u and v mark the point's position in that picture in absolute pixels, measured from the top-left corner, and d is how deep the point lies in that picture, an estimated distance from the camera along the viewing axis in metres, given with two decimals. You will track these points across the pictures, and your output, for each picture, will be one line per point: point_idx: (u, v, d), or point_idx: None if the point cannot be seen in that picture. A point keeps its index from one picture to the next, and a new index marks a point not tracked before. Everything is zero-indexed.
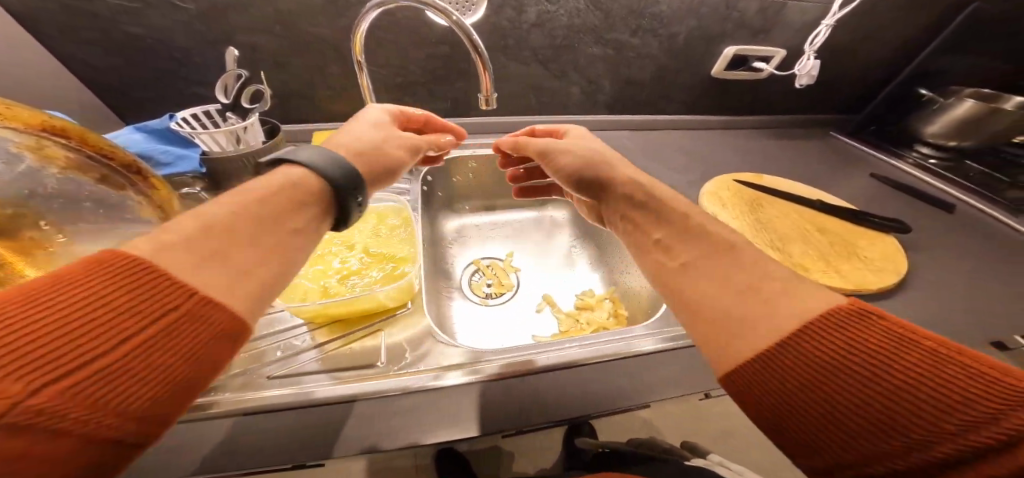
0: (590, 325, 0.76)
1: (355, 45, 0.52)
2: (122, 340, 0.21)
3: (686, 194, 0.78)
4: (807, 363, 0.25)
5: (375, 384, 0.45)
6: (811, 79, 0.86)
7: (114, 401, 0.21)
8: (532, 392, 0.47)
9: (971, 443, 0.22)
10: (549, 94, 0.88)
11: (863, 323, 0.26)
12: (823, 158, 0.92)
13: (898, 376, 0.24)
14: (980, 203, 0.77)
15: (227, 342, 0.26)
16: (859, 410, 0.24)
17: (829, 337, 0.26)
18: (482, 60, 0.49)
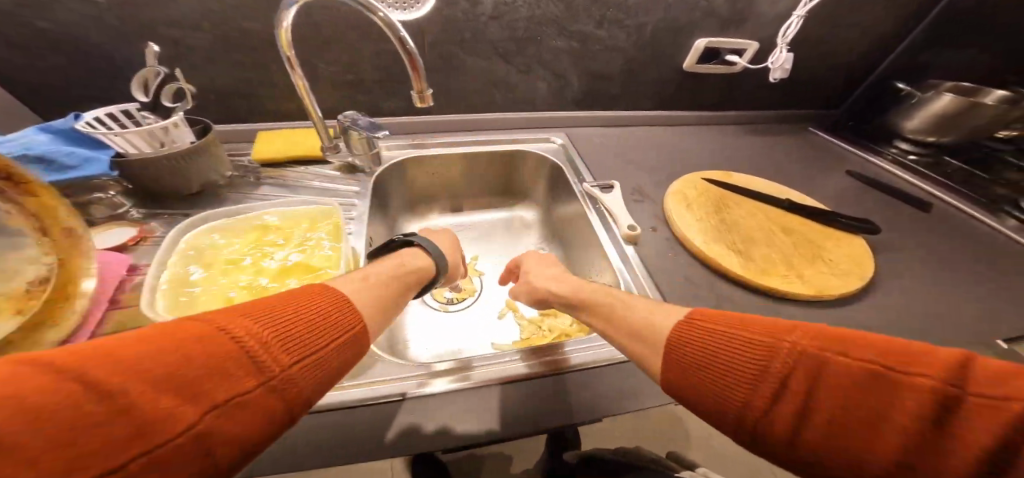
0: (552, 331, 0.72)
1: (282, 40, 0.48)
2: (263, 380, 0.28)
3: (652, 194, 0.75)
4: (685, 361, 0.35)
5: (348, 391, 0.43)
6: (784, 72, 0.82)
7: (248, 430, 0.27)
8: (484, 406, 0.44)
9: (801, 395, 0.28)
10: (514, 90, 0.85)
11: (704, 326, 0.35)
12: (799, 155, 0.89)
13: (745, 364, 0.31)
14: (957, 201, 0.74)
15: (328, 384, 0.33)
16: (725, 392, 0.32)
17: (688, 341, 0.35)
18: (415, 62, 0.45)
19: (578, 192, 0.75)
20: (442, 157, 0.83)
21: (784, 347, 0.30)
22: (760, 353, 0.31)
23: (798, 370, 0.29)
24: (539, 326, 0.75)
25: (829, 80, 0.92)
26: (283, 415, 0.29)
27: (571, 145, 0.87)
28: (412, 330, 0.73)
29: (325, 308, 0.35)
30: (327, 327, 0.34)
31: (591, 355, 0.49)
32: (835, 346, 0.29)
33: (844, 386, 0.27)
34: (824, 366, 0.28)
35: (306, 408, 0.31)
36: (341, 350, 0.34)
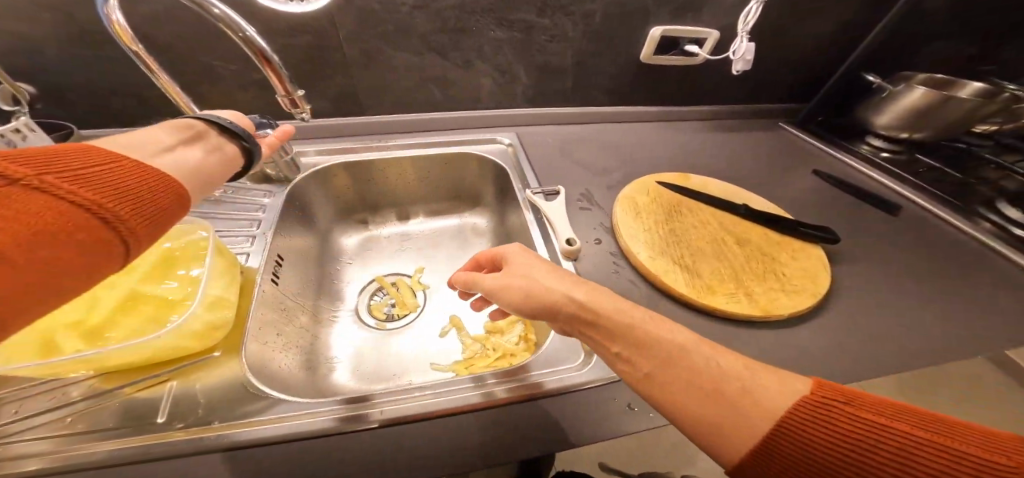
0: (496, 351, 0.66)
1: (118, 35, 0.40)
2: (10, 180, 0.25)
3: (601, 200, 0.69)
4: (796, 450, 0.28)
5: (298, 422, 0.38)
6: (746, 64, 0.76)
7: (45, 233, 0.25)
8: (422, 444, 0.39)
9: None
10: (454, 86, 0.78)
11: (842, 409, 0.29)
12: (767, 152, 0.83)
13: (910, 463, 0.26)
14: (929, 203, 0.69)
15: (140, 200, 0.32)
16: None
17: (801, 428, 0.28)
18: (273, 64, 0.38)
19: (521, 199, 0.68)
20: (376, 161, 0.75)
21: (964, 449, 0.25)
22: (935, 457, 0.26)
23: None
24: (483, 344, 0.68)
25: (798, 70, 0.85)
26: (90, 226, 0.28)
27: (519, 145, 0.80)
28: (340, 350, 0.65)
29: (74, 145, 0.31)
30: (93, 155, 0.31)
31: (535, 382, 0.44)
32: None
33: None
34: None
35: (119, 221, 0.30)
36: (129, 173, 0.32)
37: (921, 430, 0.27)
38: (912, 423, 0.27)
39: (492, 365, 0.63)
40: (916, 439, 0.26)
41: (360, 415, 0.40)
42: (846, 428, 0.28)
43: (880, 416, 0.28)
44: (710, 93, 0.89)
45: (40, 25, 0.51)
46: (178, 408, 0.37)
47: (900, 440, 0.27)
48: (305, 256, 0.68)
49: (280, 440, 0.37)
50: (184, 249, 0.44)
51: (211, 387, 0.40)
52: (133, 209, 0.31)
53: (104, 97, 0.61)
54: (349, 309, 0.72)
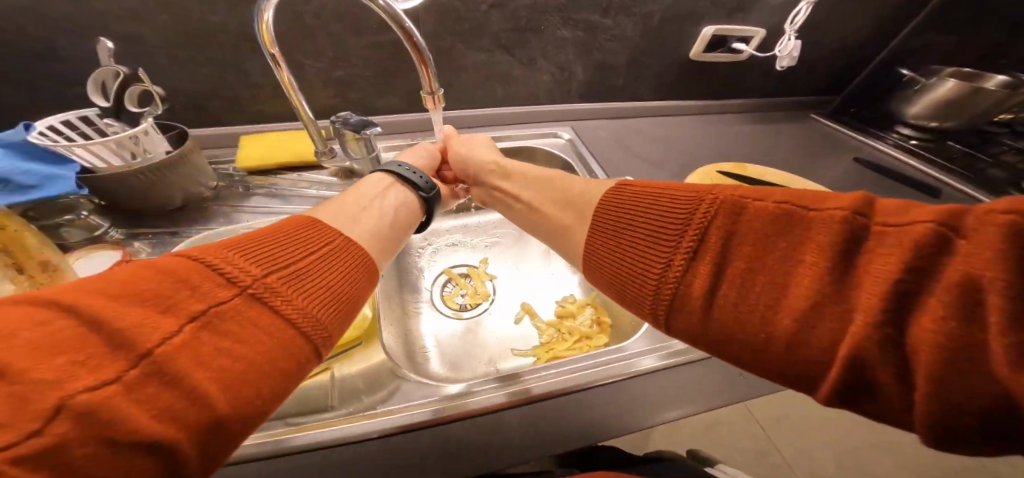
0: (572, 335, 0.68)
1: (264, 36, 0.42)
2: (240, 288, 0.25)
3: None
4: (607, 236, 0.35)
5: (413, 410, 0.42)
6: (792, 60, 0.82)
7: (250, 352, 0.24)
8: (554, 419, 0.45)
9: (689, 243, 0.28)
10: (515, 83, 0.80)
11: (636, 194, 0.35)
12: (804, 142, 0.89)
13: (664, 219, 0.31)
14: (963, 185, 0.76)
15: (326, 292, 0.30)
16: (642, 254, 0.31)
17: (608, 216, 0.36)
18: (424, 57, 0.40)
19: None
20: None
21: (700, 193, 0.30)
22: (681, 208, 0.30)
23: (710, 216, 0.28)
24: (557, 329, 0.70)
25: (829, 65, 0.91)
26: (291, 336, 0.26)
27: (577, 139, 0.83)
28: (427, 338, 0.68)
29: (284, 231, 0.32)
30: (294, 242, 0.31)
31: (638, 362, 0.50)
32: (755, 192, 0.27)
33: (740, 237, 0.26)
34: (737, 206, 0.27)
35: (316, 324, 0.28)
36: (320, 261, 0.32)
37: (679, 191, 0.32)
38: (678, 190, 0.32)
39: (573, 348, 0.65)
40: (672, 198, 0.32)
41: (462, 401, 0.44)
42: (630, 204, 0.35)
43: (658, 190, 0.34)
44: (748, 88, 0.94)
45: (147, 25, 0.52)
46: (344, 393, 0.43)
47: (662, 202, 0.32)
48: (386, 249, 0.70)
49: (387, 430, 0.40)
50: None
51: (359, 376, 0.45)
52: (321, 306, 0.29)
53: (192, 101, 0.61)
54: (425, 300, 0.74)
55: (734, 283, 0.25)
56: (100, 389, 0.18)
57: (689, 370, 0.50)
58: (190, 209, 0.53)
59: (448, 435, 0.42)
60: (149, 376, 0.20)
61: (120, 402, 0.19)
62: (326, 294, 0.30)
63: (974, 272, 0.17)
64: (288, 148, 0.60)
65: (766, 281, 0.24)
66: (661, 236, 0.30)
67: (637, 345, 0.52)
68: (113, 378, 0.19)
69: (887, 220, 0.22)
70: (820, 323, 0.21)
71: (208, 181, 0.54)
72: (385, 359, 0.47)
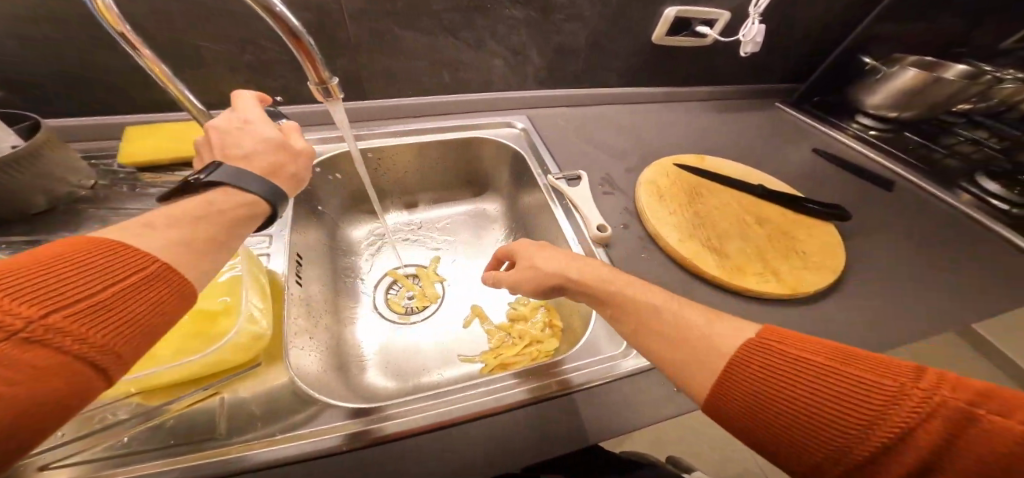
0: (521, 339, 0.61)
1: (103, 14, 0.35)
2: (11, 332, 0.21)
3: (622, 184, 0.68)
4: (751, 390, 0.29)
5: (324, 439, 0.38)
6: (756, 46, 0.77)
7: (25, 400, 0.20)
8: (484, 440, 0.41)
9: (886, 436, 0.24)
10: (464, 69, 0.74)
11: (782, 348, 0.30)
12: (766, 131, 0.86)
13: (846, 393, 0.27)
14: (916, 177, 0.75)
15: (139, 324, 0.26)
16: (819, 430, 0.27)
17: (749, 364, 0.30)
18: (304, 44, 0.34)
19: (542, 185, 0.67)
20: (387, 148, 0.71)
21: (901, 384, 0.25)
22: (873, 391, 0.26)
23: (922, 419, 0.24)
24: (508, 332, 0.63)
25: (795, 53, 0.88)
26: (74, 375, 0.23)
27: (533, 129, 0.78)
28: (365, 345, 0.62)
29: (94, 257, 0.26)
30: (105, 269, 0.26)
31: (576, 375, 0.47)
32: (973, 394, 0.24)
33: (960, 449, 0.23)
34: (965, 416, 0.23)
35: (115, 356, 0.25)
36: (145, 290, 0.27)
37: (855, 365, 0.28)
38: (848, 361, 0.28)
39: (522, 353, 0.58)
40: (849, 373, 0.27)
41: (377, 426, 0.40)
42: (782, 360, 0.29)
43: (819, 354, 0.29)
44: (714, 75, 0.90)
45: None
46: (237, 419, 0.38)
47: (834, 373, 0.28)
48: (313, 251, 0.63)
49: (275, 464, 0.36)
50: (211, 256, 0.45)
51: (266, 398, 0.40)
52: (129, 337, 0.26)
53: None
54: (365, 302, 0.68)
55: None
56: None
57: (633, 379, 0.47)
58: (59, 211, 0.46)
59: (353, 465, 0.37)
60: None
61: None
62: (136, 318, 0.26)
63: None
64: (184, 141, 0.54)
65: None
66: (842, 411, 0.26)
67: (578, 357, 0.50)
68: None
69: None
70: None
71: (85, 180, 0.49)
72: (291, 380, 0.42)
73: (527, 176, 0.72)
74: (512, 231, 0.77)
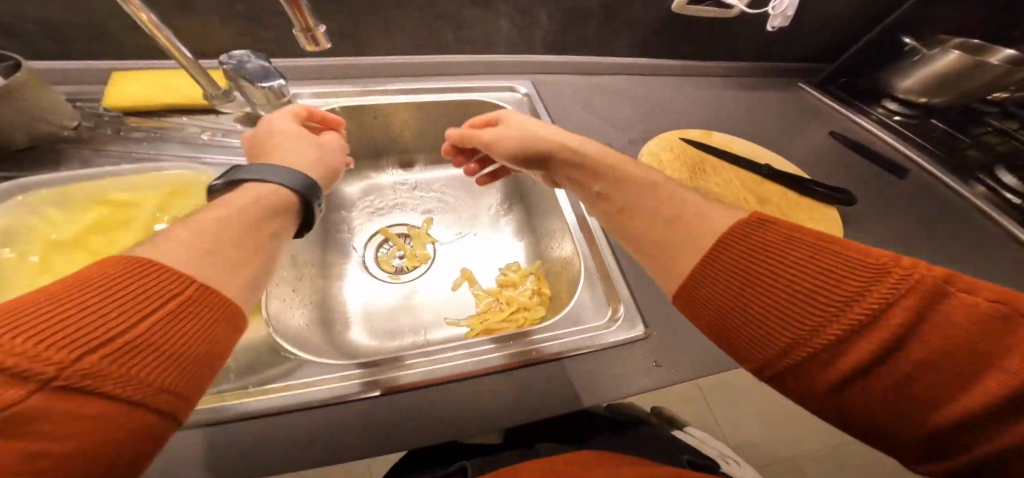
0: (508, 305, 0.61)
1: None
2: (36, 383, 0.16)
3: (622, 155, 0.66)
4: (723, 273, 0.27)
5: (322, 387, 0.41)
6: (785, 20, 0.73)
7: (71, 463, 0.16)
8: (452, 402, 0.42)
9: (858, 314, 0.21)
10: (468, 28, 0.71)
11: (771, 229, 0.26)
12: (784, 112, 0.82)
13: (824, 270, 0.23)
14: (931, 164, 0.72)
15: (184, 351, 0.21)
16: (782, 309, 0.24)
17: (728, 244, 0.27)
18: None
19: None
20: (384, 106, 0.69)
21: (886, 261, 0.22)
22: (855, 269, 0.22)
23: (904, 296, 0.20)
24: (496, 297, 0.63)
25: (824, 29, 0.82)
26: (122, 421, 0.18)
27: (536, 95, 0.75)
28: (351, 304, 0.62)
29: (129, 276, 0.20)
30: (140, 289, 0.20)
31: (555, 344, 0.46)
32: (965, 279, 0.20)
33: (933, 329, 0.19)
34: (940, 293, 0.20)
35: (172, 391, 0.20)
36: (191, 307, 0.22)
37: (842, 245, 0.24)
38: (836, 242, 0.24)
39: (507, 320, 0.58)
40: (832, 253, 0.24)
41: (390, 377, 0.42)
42: (765, 240, 0.26)
43: (807, 234, 0.25)
44: (734, 49, 0.85)
45: None
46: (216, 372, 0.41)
47: (815, 253, 0.24)
48: None
49: (252, 413, 0.38)
50: (180, 202, 0.47)
51: (247, 352, 0.43)
52: (183, 366, 0.21)
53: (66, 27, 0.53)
54: (355, 260, 0.68)
55: (900, 375, 0.20)
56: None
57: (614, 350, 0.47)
58: None
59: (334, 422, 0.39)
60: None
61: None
62: (185, 343, 0.21)
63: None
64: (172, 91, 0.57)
65: (950, 382, 0.19)
66: (818, 292, 0.23)
67: (559, 326, 0.50)
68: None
69: None
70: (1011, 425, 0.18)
71: (69, 121, 0.52)
72: (269, 336, 0.45)
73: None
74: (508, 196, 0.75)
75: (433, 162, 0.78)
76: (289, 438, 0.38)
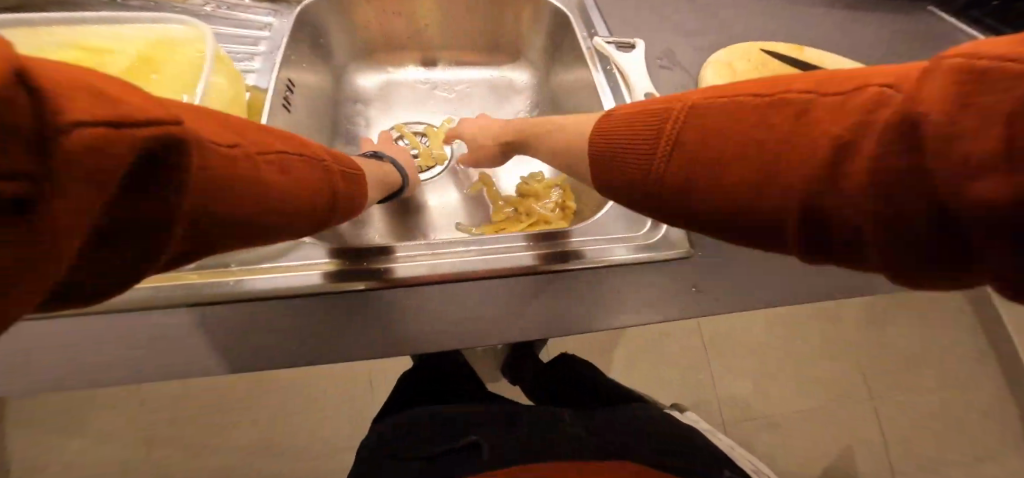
0: (528, 218, 0.54)
1: None
2: (295, 152, 0.28)
3: (684, 62, 0.54)
4: (596, 155, 0.32)
5: (314, 271, 0.38)
6: None
7: (286, 192, 0.25)
8: (452, 304, 0.38)
9: (662, 147, 0.25)
10: None
11: (615, 114, 0.32)
12: (896, 34, 0.65)
13: (644, 121, 0.27)
14: None
15: (337, 186, 0.33)
16: (626, 162, 0.28)
17: (593, 136, 0.33)
18: None
19: (586, 50, 0.54)
20: None
21: (688, 95, 0.26)
22: (659, 114, 0.26)
23: (688, 118, 0.24)
24: (516, 208, 0.56)
25: None
26: (310, 194, 0.28)
27: None
28: None
29: (286, 134, 0.28)
30: (289, 142, 0.28)
31: (572, 255, 0.40)
32: (738, 89, 0.23)
33: (712, 133, 0.23)
34: (713, 107, 0.23)
35: (326, 198, 0.31)
36: (307, 170, 0.29)
37: (659, 100, 0.28)
38: (655, 100, 0.28)
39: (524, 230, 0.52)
40: (652, 108, 0.28)
41: (382, 267, 0.39)
42: (613, 120, 0.31)
43: (637, 103, 0.30)
44: None
45: None
46: None
47: (642, 112, 0.28)
48: (312, 96, 0.57)
49: (251, 296, 0.36)
50: (161, 52, 0.41)
51: None
52: (336, 193, 0.32)
53: None
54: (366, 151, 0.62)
55: (701, 174, 0.23)
56: (170, 126, 0.14)
57: (644, 271, 0.40)
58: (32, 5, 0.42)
59: (334, 313, 0.36)
60: (186, 152, 0.16)
61: (170, 149, 0.15)
62: (340, 181, 0.33)
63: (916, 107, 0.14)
64: None
65: (736, 162, 0.21)
66: (640, 138, 0.27)
67: (581, 233, 0.42)
68: (177, 128, 0.15)
69: (856, 83, 0.18)
70: (789, 176, 0.19)
71: None
72: None
73: (567, 40, 0.58)
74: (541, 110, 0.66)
75: (458, 63, 0.68)
76: (289, 325, 0.36)
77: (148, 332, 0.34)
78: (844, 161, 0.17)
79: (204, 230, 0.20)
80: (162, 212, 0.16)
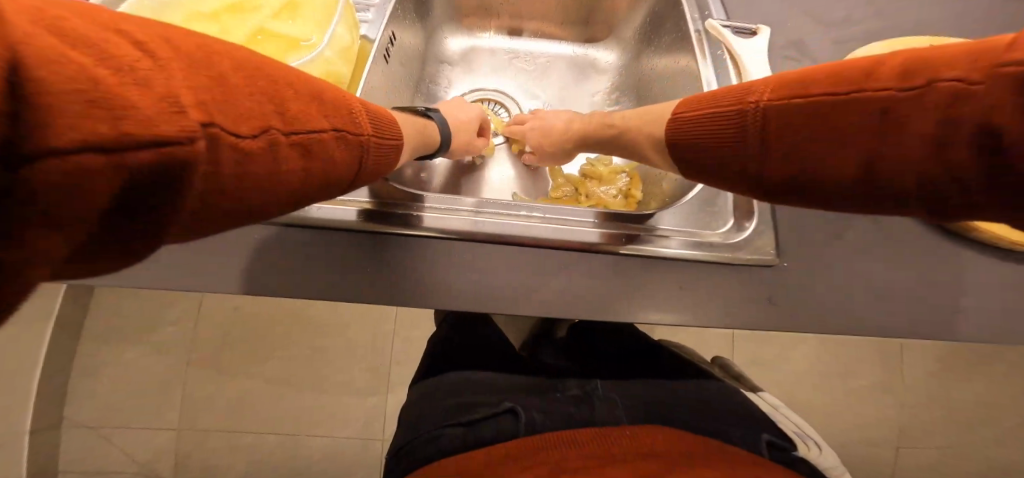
0: (587, 199, 0.54)
1: None
2: (333, 127, 0.25)
3: (799, 56, 0.50)
4: (689, 141, 0.35)
5: (377, 211, 0.39)
6: None
7: (313, 172, 0.24)
8: (500, 264, 0.39)
9: (769, 143, 0.30)
10: None
11: (697, 105, 0.35)
12: None
13: (736, 117, 0.32)
14: None
15: (370, 156, 0.30)
16: (726, 150, 0.33)
17: (676, 123, 0.36)
18: None
19: (694, 33, 0.50)
20: None
21: (757, 94, 0.31)
22: (752, 110, 0.31)
23: (787, 113, 0.29)
24: (575, 188, 0.57)
25: None
26: (336, 174, 0.26)
27: None
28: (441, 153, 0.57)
29: (326, 101, 0.25)
30: (326, 112, 0.25)
31: (625, 236, 0.40)
32: (823, 82, 0.28)
33: (813, 130, 0.28)
34: (808, 104, 0.28)
35: (354, 173, 0.28)
36: (343, 148, 0.26)
37: (742, 92, 0.32)
38: (737, 93, 0.32)
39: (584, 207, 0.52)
40: (736, 102, 0.32)
41: (437, 217, 0.40)
42: (697, 108, 0.35)
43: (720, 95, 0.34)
44: None
45: None
46: None
47: (726, 105, 0.33)
48: (411, 51, 0.58)
49: (319, 223, 0.38)
50: None
51: None
52: (367, 165, 0.30)
53: None
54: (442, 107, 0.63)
55: (819, 166, 0.28)
56: (145, 149, 0.13)
57: (709, 272, 0.39)
58: None
59: (394, 259, 0.38)
60: (169, 167, 0.14)
61: (139, 168, 0.13)
62: (376, 151, 0.31)
63: (994, 118, 0.21)
64: None
65: (846, 155, 0.27)
66: (741, 132, 0.31)
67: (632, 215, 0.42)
68: (163, 144, 0.13)
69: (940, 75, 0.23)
70: (903, 160, 0.25)
71: None
72: None
73: (671, 18, 0.55)
74: (622, 91, 0.65)
75: (546, 32, 0.66)
76: (356, 264, 0.38)
77: (241, 245, 0.37)
78: (950, 153, 0.23)
79: (212, 214, 0.19)
80: (133, 211, 0.15)
